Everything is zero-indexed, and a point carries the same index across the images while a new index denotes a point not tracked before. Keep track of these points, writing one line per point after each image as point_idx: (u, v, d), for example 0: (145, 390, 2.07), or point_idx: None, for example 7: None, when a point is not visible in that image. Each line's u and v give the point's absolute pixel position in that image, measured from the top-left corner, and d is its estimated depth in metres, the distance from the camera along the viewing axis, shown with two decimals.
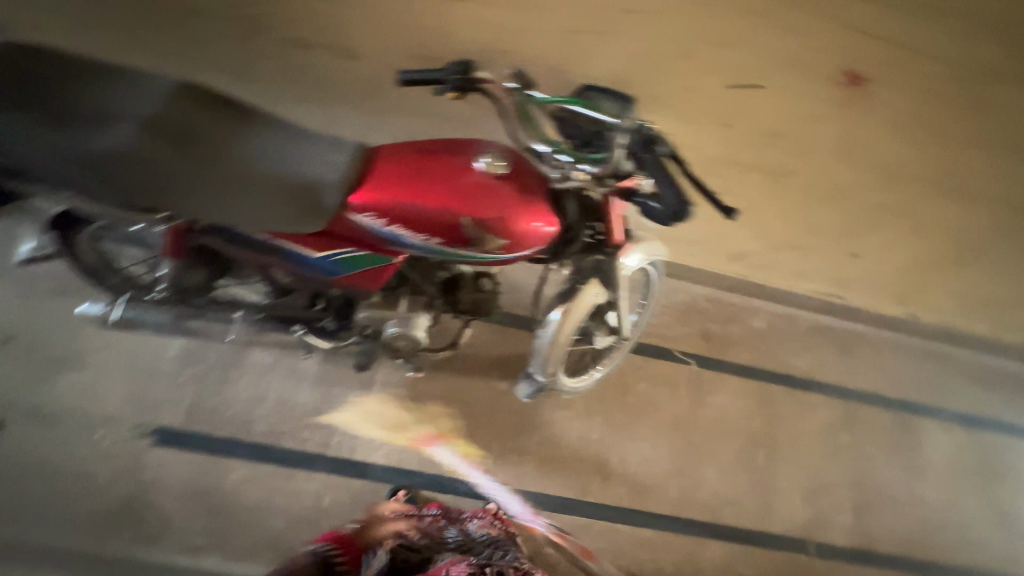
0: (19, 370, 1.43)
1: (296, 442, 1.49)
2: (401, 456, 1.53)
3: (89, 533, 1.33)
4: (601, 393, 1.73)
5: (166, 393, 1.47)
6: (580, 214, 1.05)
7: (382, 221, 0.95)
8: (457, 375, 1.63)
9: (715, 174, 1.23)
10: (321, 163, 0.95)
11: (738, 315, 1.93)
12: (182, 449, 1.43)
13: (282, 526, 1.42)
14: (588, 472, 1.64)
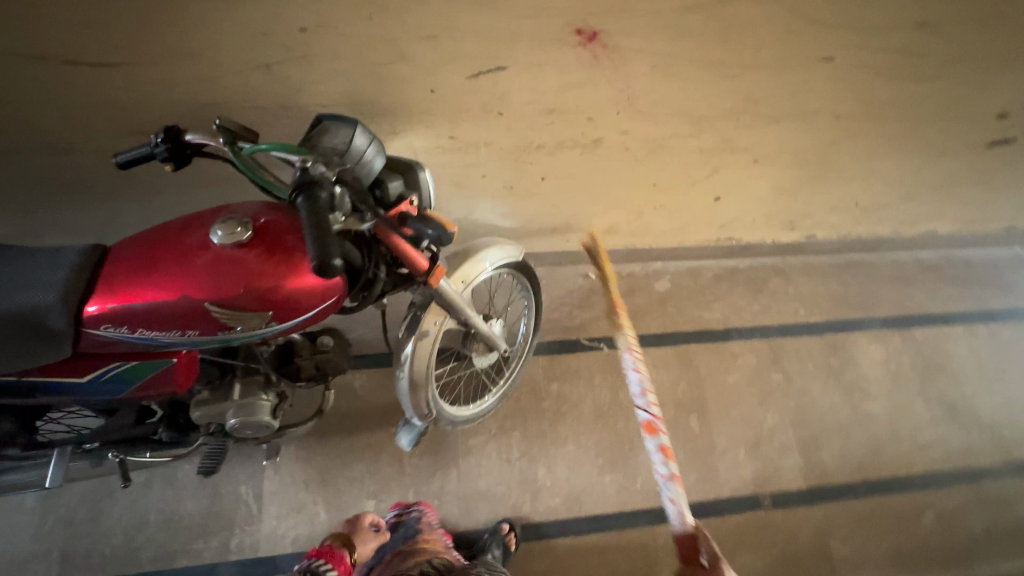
0: None
1: (189, 557, 1.36)
2: (309, 537, 1.41)
3: None
4: (513, 406, 1.64)
5: (31, 548, 1.33)
6: (365, 253, 0.95)
7: (125, 328, 0.84)
8: (354, 432, 1.53)
9: (524, 162, 1.15)
10: (37, 282, 0.82)
11: (641, 283, 1.85)
12: None
13: None
14: (518, 492, 1.54)
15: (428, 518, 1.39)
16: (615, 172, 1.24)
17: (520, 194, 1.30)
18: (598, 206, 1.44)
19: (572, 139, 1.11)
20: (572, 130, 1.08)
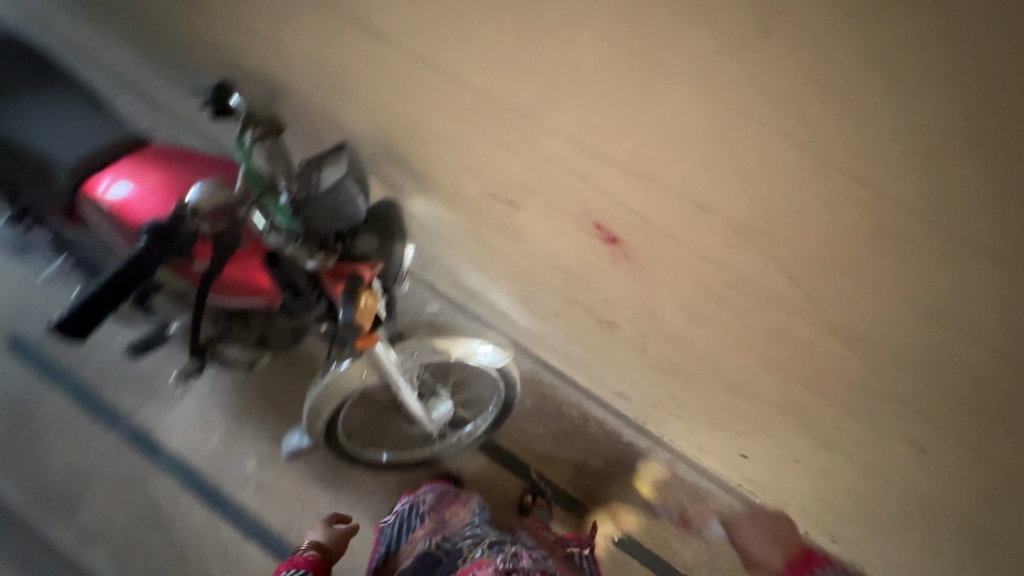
0: None
1: (111, 394, 1.52)
2: (191, 450, 1.49)
3: None
4: (423, 479, 1.51)
5: (37, 304, 1.58)
6: (313, 284, 0.89)
7: (100, 218, 0.93)
8: (285, 395, 1.54)
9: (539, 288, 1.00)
10: (74, 145, 0.94)
11: (634, 463, 1.57)
12: (20, 360, 1.52)
13: (58, 467, 1.45)
14: (364, 559, 1.44)
15: (432, 508, 1.19)
16: (631, 356, 1.03)
17: (533, 308, 1.14)
18: (613, 370, 1.20)
19: (588, 305, 0.92)
20: (590, 299, 0.89)
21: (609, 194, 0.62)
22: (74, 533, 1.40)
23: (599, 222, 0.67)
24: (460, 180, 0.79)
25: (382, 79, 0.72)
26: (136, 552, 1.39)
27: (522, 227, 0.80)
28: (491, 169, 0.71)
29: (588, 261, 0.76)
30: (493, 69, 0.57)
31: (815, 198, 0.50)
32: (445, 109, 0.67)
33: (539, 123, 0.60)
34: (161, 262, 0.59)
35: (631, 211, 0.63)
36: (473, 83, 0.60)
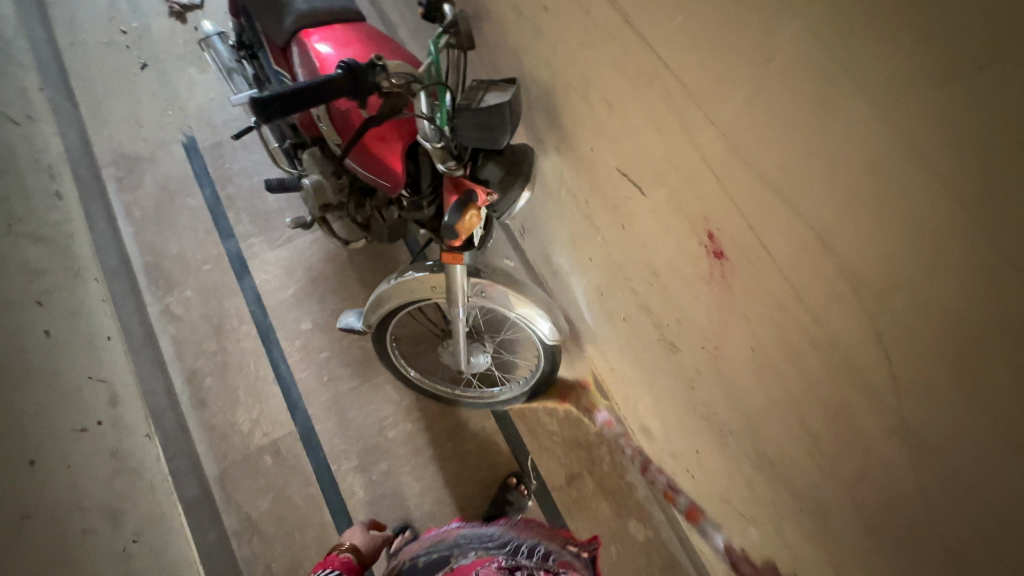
0: (181, 47, 1.96)
1: (234, 216, 1.76)
2: (269, 290, 1.68)
3: (111, 153, 1.79)
4: (432, 411, 1.59)
5: (217, 123, 1.86)
6: (433, 188, 0.99)
7: (301, 63, 1.08)
8: (357, 283, 1.68)
9: (621, 285, 1.01)
10: (309, 0, 1.10)
11: (625, 503, 1.53)
12: (187, 158, 1.81)
13: (172, 252, 1.70)
14: (354, 449, 1.55)
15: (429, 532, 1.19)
16: (674, 388, 1.01)
17: (604, 304, 1.16)
18: (650, 398, 1.19)
19: (658, 318, 0.92)
20: (663, 312, 0.89)
21: (737, 207, 0.58)
22: (159, 307, 1.63)
23: (712, 232, 0.64)
24: (600, 150, 0.82)
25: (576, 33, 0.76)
26: (193, 346, 1.61)
27: (632, 217, 0.82)
28: (632, 146, 0.72)
29: (679, 270, 0.76)
30: (685, 38, 0.56)
31: (952, 302, 0.43)
32: (618, 71, 0.67)
33: (703, 107, 0.57)
34: (343, 94, 0.67)
35: (750, 234, 0.58)
36: (659, 50, 0.59)
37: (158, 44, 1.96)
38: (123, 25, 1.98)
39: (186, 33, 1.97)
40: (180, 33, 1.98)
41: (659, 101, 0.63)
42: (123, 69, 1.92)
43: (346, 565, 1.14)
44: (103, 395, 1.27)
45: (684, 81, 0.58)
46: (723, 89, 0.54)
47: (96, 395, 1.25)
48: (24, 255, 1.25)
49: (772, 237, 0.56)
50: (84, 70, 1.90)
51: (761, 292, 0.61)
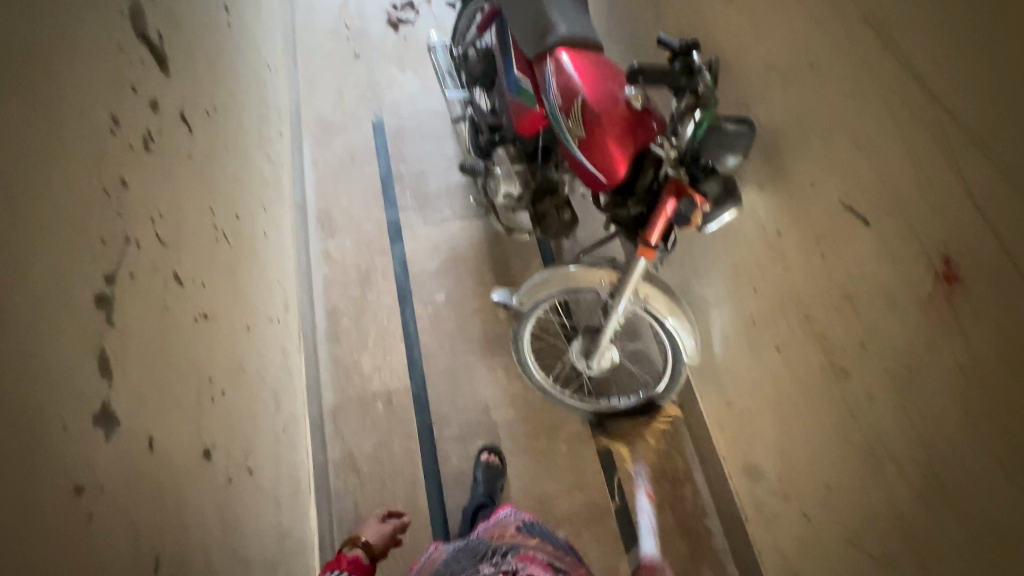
0: (390, 47, 2.30)
1: (400, 191, 1.98)
2: (414, 259, 1.86)
3: (313, 116, 2.09)
4: (535, 406, 1.67)
5: (403, 114, 2.15)
6: (648, 189, 1.15)
7: (552, 70, 1.28)
8: (493, 273, 1.85)
9: (789, 311, 1.12)
10: (569, 22, 1.32)
11: (700, 543, 1.52)
12: (373, 134, 2.09)
13: (342, 207, 1.93)
14: (456, 420, 1.63)
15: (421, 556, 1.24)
16: (823, 419, 1.08)
17: (754, 333, 1.26)
18: (775, 433, 1.25)
19: (831, 344, 1.01)
20: (841, 338, 0.99)
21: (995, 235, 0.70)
22: (320, 249, 1.83)
23: (950, 257, 0.76)
24: (824, 183, 0.96)
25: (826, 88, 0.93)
26: (340, 288, 1.78)
27: (839, 247, 0.96)
28: (873, 180, 0.86)
29: (887, 295, 0.88)
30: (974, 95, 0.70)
31: None
32: (883, 117, 0.83)
33: (982, 143, 0.69)
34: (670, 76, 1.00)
35: (1002, 255, 0.69)
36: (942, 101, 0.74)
37: (371, 43, 2.31)
38: (348, 21, 2.36)
39: (396, 38, 2.33)
40: (391, 38, 2.33)
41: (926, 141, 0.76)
42: (339, 54, 2.27)
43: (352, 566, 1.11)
44: (281, 301, 1.43)
45: (970, 124, 0.70)
46: (1013, 129, 0.65)
47: (278, 298, 1.41)
48: (260, 169, 1.48)
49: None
50: (308, 48, 2.26)
51: (997, 305, 0.71)
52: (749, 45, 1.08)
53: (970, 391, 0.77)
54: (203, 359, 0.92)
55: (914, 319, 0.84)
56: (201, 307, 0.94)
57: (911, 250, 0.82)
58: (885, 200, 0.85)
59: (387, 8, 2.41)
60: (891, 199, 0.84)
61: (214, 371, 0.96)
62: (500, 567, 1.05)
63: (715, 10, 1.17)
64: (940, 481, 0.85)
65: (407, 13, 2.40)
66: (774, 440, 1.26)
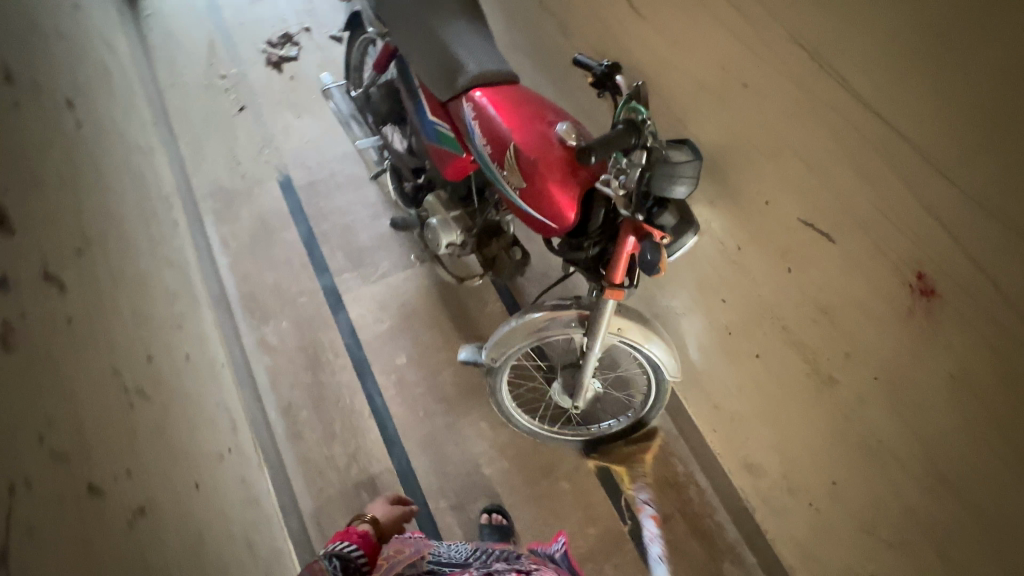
0: (277, 92, 2.08)
1: (329, 252, 1.81)
2: (363, 325, 1.72)
3: (208, 188, 1.86)
4: (527, 449, 1.61)
5: (312, 164, 1.95)
6: (603, 228, 1.09)
7: (473, 113, 1.17)
8: (451, 320, 1.74)
9: (763, 321, 1.11)
10: (478, 57, 1.22)
11: (715, 540, 1.54)
12: (283, 194, 1.88)
13: (269, 285, 1.74)
14: (450, 486, 1.54)
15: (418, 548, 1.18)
16: (816, 420, 1.09)
17: (731, 341, 1.25)
18: (769, 432, 1.26)
19: (814, 353, 1.01)
20: (823, 347, 0.99)
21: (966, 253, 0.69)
22: (255, 339, 1.65)
23: (923, 272, 0.76)
24: (779, 201, 0.93)
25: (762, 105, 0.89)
26: (289, 377, 1.61)
27: (805, 261, 0.94)
28: (830, 199, 0.84)
29: (862, 307, 0.87)
30: (923, 114, 0.68)
31: None
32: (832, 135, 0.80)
33: (945, 169, 0.68)
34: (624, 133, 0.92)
35: (977, 270, 0.69)
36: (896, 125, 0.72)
37: (255, 91, 2.08)
38: (223, 70, 2.10)
39: (282, 80, 2.11)
40: (276, 81, 2.10)
41: (885, 163, 0.75)
42: (222, 109, 2.02)
43: (364, 543, 1.07)
44: (227, 422, 1.26)
45: (928, 150, 0.69)
46: (976, 156, 0.65)
47: (222, 422, 1.24)
48: (162, 278, 1.28)
49: (1005, 269, 0.66)
50: (183, 110, 1.99)
51: (979, 315, 0.71)
52: (674, 63, 1.03)
53: (964, 394, 0.78)
54: (154, 562, 0.77)
55: (894, 327, 0.84)
56: (135, 503, 0.78)
57: (881, 263, 0.81)
58: (846, 215, 0.83)
59: (264, 47, 2.17)
60: (851, 213, 0.82)
61: (172, 565, 0.81)
62: (510, 566, 0.97)
63: (629, 25, 1.10)
64: (943, 473, 0.88)
65: (288, 50, 2.18)
66: (768, 438, 1.28)
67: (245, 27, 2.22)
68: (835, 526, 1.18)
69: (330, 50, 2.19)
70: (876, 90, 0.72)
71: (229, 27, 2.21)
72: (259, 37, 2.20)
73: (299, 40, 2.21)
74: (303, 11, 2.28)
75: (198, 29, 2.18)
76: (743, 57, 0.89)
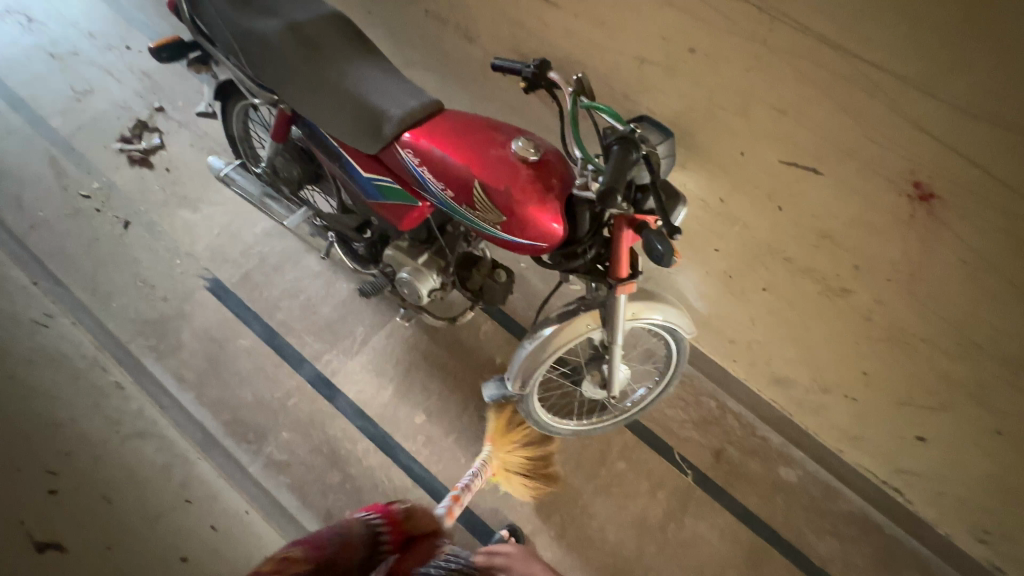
0: (159, 192, 1.82)
1: (297, 341, 1.66)
2: (366, 400, 1.60)
3: (130, 324, 1.62)
4: (575, 449, 1.60)
5: (235, 256, 1.75)
6: (593, 231, 1.06)
7: (416, 160, 1.08)
8: (452, 358, 1.67)
9: (762, 258, 1.14)
10: (395, 98, 1.12)
11: (768, 455, 1.63)
12: (220, 300, 1.68)
13: (248, 400, 1.57)
14: (520, 517, 1.51)
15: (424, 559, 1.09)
16: (837, 327, 1.15)
17: (733, 283, 1.28)
18: (791, 349, 1.33)
19: (823, 274, 1.05)
20: (831, 266, 1.03)
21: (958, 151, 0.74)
22: (260, 463, 1.49)
23: (920, 180, 0.80)
24: (754, 150, 0.94)
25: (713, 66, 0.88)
26: (316, 485, 1.48)
27: (795, 197, 0.96)
28: (810, 136, 0.86)
29: (862, 223, 0.91)
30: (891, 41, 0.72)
31: None
32: (798, 79, 0.82)
33: (922, 86, 0.73)
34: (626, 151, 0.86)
35: (970, 165, 0.75)
36: (862, 55, 0.75)
37: (132, 198, 1.81)
38: (83, 187, 1.80)
39: (158, 176, 1.85)
40: (152, 179, 1.84)
41: (858, 93, 0.78)
42: (103, 232, 1.74)
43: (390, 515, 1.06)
44: None
45: (900, 70, 0.73)
46: (954, 69, 0.69)
47: None
48: None
49: (998, 156, 0.72)
50: (58, 250, 1.70)
51: (981, 200, 0.76)
52: (606, 43, 0.99)
53: (979, 269, 0.84)
54: None
55: (901, 231, 0.88)
56: None
57: (876, 180, 0.84)
58: (829, 145, 0.85)
59: (119, 146, 1.88)
60: (834, 144, 0.85)
61: None
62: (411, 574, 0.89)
63: (544, 20, 1.05)
64: (971, 338, 0.96)
65: (150, 140, 1.90)
66: (792, 354, 1.34)
67: (85, 130, 1.90)
68: (875, 406, 1.28)
69: (198, 125, 1.94)
70: (836, 28, 0.75)
71: (66, 137, 1.89)
72: (107, 136, 1.90)
73: (156, 125, 1.93)
74: (146, 91, 1.99)
75: (30, 152, 1.84)
76: (682, 26, 0.87)
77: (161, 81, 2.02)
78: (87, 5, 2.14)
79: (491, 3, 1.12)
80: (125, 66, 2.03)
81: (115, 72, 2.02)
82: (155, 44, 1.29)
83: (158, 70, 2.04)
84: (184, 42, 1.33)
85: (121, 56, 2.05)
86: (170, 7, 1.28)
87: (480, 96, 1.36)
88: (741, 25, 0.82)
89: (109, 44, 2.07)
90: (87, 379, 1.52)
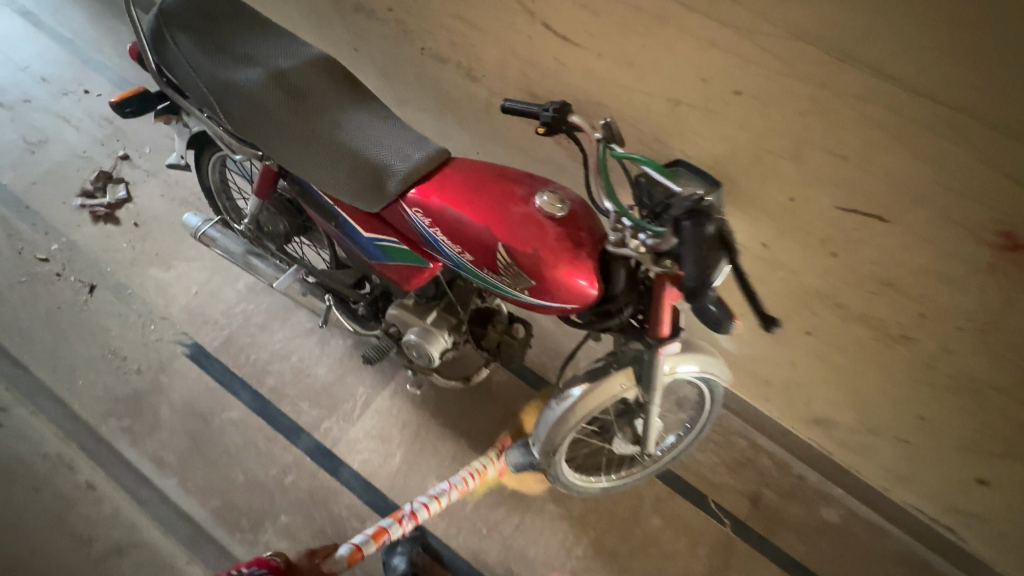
0: (127, 250, 1.65)
1: (291, 409, 1.50)
2: (373, 470, 1.45)
3: (101, 404, 1.44)
4: (605, 507, 1.47)
5: (217, 317, 1.59)
6: (630, 288, 0.95)
7: (426, 221, 0.96)
8: (464, 414, 1.53)
9: (809, 303, 1.05)
10: (397, 151, 1.00)
11: (806, 495, 1.53)
12: (201, 368, 1.52)
13: (240, 482, 1.40)
14: None
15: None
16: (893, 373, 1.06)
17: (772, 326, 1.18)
18: (835, 391, 1.23)
19: (881, 321, 0.96)
20: (892, 313, 0.94)
21: None
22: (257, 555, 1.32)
23: (1012, 231, 0.71)
24: (809, 196, 0.85)
25: (764, 108, 0.79)
26: None
27: (854, 243, 0.87)
28: (878, 181, 0.77)
29: (934, 271, 0.82)
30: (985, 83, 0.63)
31: None
32: (865, 122, 0.73)
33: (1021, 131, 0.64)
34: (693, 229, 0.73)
35: None
36: (946, 98, 0.66)
37: (97, 258, 1.63)
38: (40, 250, 1.62)
39: (125, 232, 1.68)
40: (119, 236, 1.67)
41: (939, 138, 0.69)
42: (65, 300, 1.56)
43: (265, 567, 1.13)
44: None
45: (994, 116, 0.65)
46: None
47: None
48: None
49: None
50: (15, 324, 1.52)
51: None
52: (636, 84, 0.89)
53: None
54: None
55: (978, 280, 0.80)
56: None
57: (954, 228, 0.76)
58: (900, 191, 0.76)
59: (80, 201, 1.70)
60: (906, 190, 0.76)
61: None
62: None
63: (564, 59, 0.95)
64: None
65: (114, 192, 1.73)
66: (835, 395, 1.25)
67: (40, 185, 1.72)
68: (929, 449, 1.19)
69: (168, 173, 1.78)
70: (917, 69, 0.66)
71: (19, 194, 1.71)
72: (66, 190, 1.72)
73: (121, 175, 1.77)
74: (108, 138, 1.82)
75: None
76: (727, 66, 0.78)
77: (125, 126, 1.85)
78: (39, 47, 1.97)
79: (498, 41, 1.02)
80: (83, 111, 1.86)
81: (72, 118, 1.85)
82: (117, 98, 1.13)
83: (120, 115, 1.87)
84: (151, 93, 1.18)
85: (78, 100, 1.88)
86: (133, 56, 1.14)
87: (486, 137, 1.25)
88: (797, 65, 0.73)
89: (64, 89, 1.90)
90: (54, 474, 1.34)
